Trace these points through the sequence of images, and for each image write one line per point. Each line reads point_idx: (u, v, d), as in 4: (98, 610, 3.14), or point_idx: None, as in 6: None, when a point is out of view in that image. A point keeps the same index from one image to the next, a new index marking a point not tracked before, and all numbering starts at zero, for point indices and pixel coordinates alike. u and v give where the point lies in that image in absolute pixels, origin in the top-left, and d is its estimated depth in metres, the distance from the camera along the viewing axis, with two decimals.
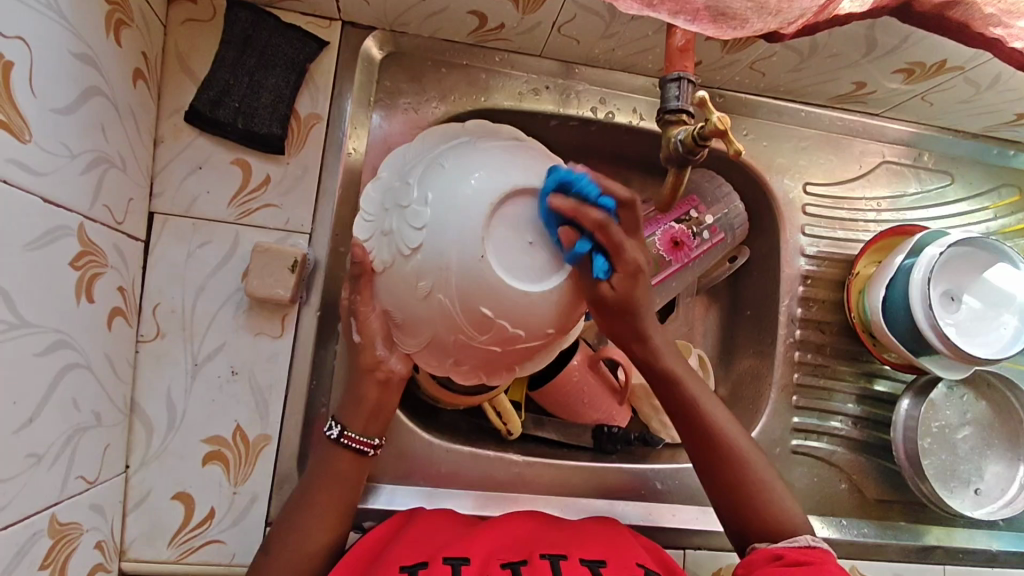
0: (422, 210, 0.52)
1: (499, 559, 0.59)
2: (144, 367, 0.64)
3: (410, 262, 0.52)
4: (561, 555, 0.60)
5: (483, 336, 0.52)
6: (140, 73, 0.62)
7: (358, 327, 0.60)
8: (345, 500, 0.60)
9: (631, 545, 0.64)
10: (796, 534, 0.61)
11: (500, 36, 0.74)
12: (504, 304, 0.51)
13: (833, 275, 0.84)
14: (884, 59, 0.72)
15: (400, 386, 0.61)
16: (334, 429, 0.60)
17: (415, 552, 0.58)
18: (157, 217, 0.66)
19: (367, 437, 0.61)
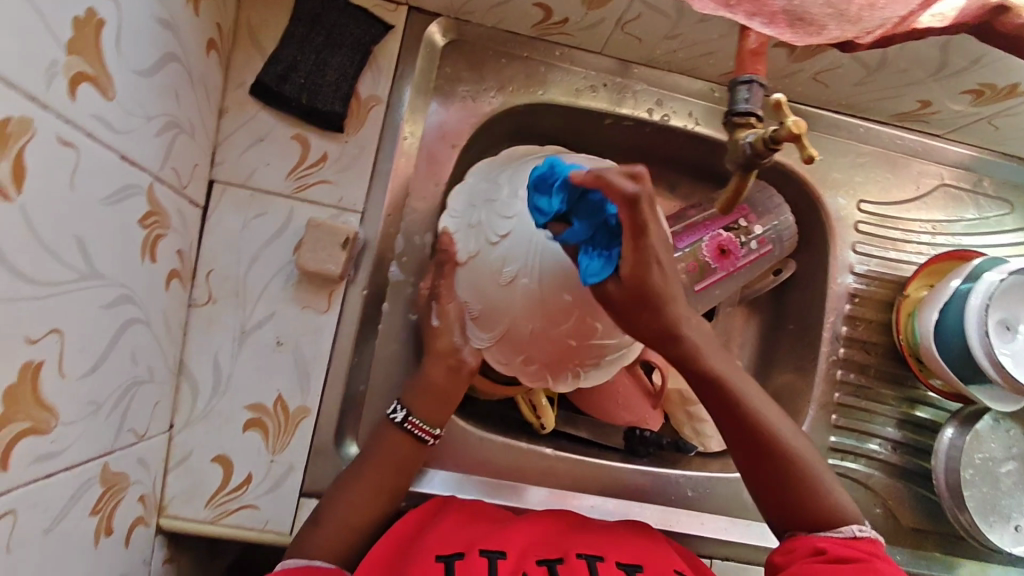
0: (510, 205, 0.63)
1: (534, 556, 0.59)
2: (194, 329, 0.66)
3: (496, 252, 0.63)
4: (596, 556, 0.60)
5: (559, 325, 0.62)
6: (213, 44, 0.64)
7: (438, 312, 0.69)
8: (390, 483, 0.63)
9: (666, 553, 0.64)
10: (843, 523, 0.59)
11: (563, 30, 0.74)
12: (581, 290, 0.60)
13: (883, 296, 0.82)
14: (954, 78, 0.70)
15: (467, 377, 0.68)
16: (398, 413, 0.65)
17: (451, 541, 0.59)
18: (217, 185, 0.68)
19: (429, 427, 0.66)
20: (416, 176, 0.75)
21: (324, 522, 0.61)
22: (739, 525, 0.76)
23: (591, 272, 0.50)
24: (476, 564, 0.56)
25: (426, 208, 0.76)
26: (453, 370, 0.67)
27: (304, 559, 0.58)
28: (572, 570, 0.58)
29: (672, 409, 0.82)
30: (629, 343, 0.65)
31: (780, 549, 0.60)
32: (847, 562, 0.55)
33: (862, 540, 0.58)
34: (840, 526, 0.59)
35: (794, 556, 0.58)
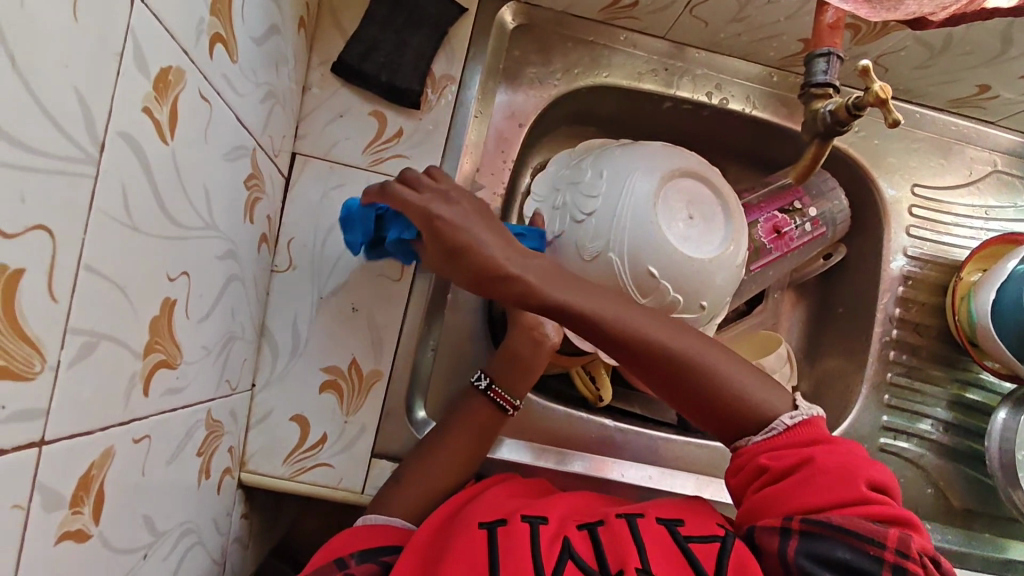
0: (594, 186, 0.67)
1: (575, 520, 0.58)
2: (276, 294, 0.69)
3: (585, 229, 0.65)
4: (635, 513, 0.59)
5: (645, 300, 0.64)
6: (302, 22, 0.67)
7: None
8: (472, 447, 0.68)
9: (708, 509, 0.62)
10: (772, 417, 0.57)
11: (630, 14, 0.76)
12: (671, 264, 0.63)
13: (936, 278, 0.83)
14: (1018, 62, 0.71)
15: (548, 352, 0.71)
16: (483, 380, 0.70)
17: (494, 511, 0.60)
18: (299, 157, 0.71)
19: (510, 397, 0.70)
20: (484, 154, 0.77)
21: (405, 477, 0.66)
22: None
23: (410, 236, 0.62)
24: (517, 530, 0.56)
25: (492, 185, 0.78)
26: (535, 342, 0.70)
27: (384, 516, 0.63)
28: (614, 529, 0.57)
29: None
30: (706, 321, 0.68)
31: (733, 466, 0.59)
32: (797, 472, 0.54)
33: (797, 429, 0.56)
34: (771, 422, 0.57)
35: (747, 477, 0.57)
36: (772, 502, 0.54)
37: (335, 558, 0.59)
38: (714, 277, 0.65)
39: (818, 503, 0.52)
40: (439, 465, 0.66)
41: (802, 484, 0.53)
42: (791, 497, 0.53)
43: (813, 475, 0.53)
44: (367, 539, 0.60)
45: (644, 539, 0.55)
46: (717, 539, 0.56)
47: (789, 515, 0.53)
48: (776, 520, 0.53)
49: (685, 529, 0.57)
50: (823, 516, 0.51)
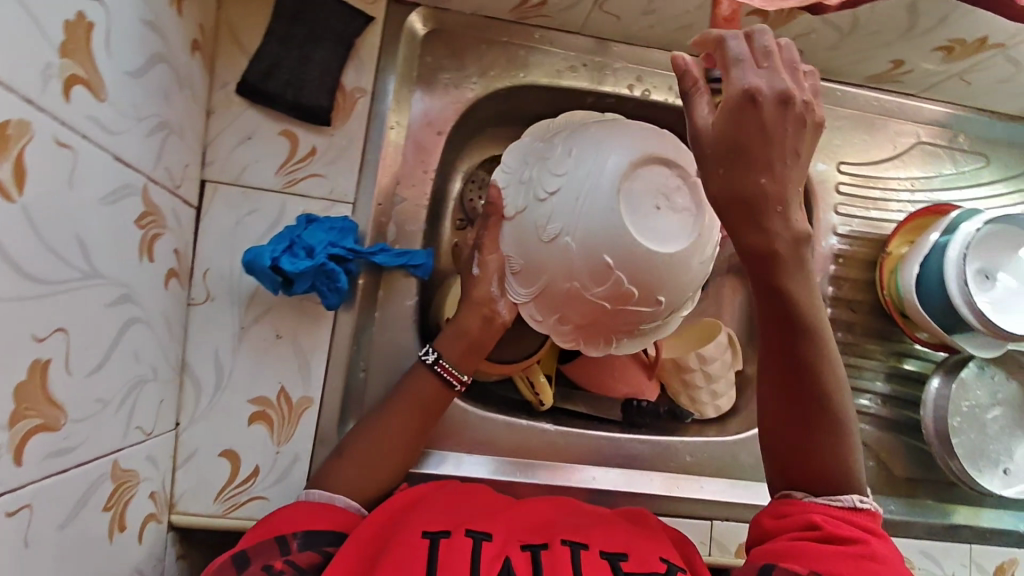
0: (563, 162, 0.58)
1: (518, 541, 0.59)
2: (194, 328, 0.67)
3: (546, 207, 0.58)
4: (582, 543, 0.60)
5: (600, 288, 0.56)
6: (196, 44, 0.64)
7: (479, 263, 0.67)
8: (416, 423, 0.68)
9: (659, 539, 0.64)
10: (843, 491, 0.57)
11: (542, 12, 0.75)
12: (634, 255, 0.55)
13: (865, 254, 0.84)
14: (928, 37, 0.71)
15: (498, 328, 0.70)
16: (431, 355, 0.70)
17: (438, 519, 0.59)
18: (208, 184, 0.68)
19: (458, 372, 0.70)
20: (404, 163, 0.75)
21: (350, 449, 0.65)
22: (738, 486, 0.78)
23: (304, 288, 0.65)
24: (459, 544, 0.56)
25: (415, 196, 0.76)
26: (483, 317, 0.70)
27: (328, 492, 0.62)
28: (558, 556, 0.58)
29: (667, 377, 0.84)
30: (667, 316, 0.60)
31: (774, 512, 0.59)
32: (848, 545, 0.54)
33: (858, 510, 0.57)
34: (839, 495, 0.57)
35: (787, 524, 0.57)
36: (804, 556, 0.54)
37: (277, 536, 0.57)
38: (683, 271, 0.56)
39: None
40: (384, 438, 0.66)
41: (846, 559, 0.53)
42: (826, 561, 0.53)
43: (865, 558, 0.54)
44: (313, 520, 0.59)
45: (586, 570, 0.57)
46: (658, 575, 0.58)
47: (816, 571, 0.52)
48: (803, 570, 0.53)
49: (627, 565, 0.59)
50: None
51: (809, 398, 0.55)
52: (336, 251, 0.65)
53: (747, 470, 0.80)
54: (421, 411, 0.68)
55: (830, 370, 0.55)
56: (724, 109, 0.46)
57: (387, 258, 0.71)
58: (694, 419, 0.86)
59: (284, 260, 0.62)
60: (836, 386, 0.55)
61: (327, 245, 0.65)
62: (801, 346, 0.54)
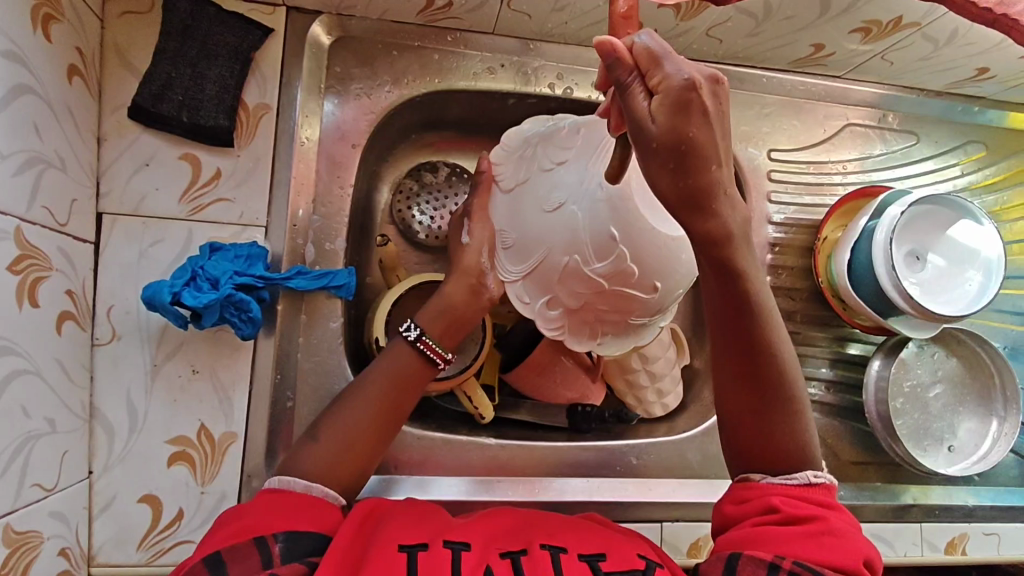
0: (571, 137, 0.58)
1: (497, 548, 0.56)
2: (102, 370, 0.63)
3: (547, 180, 0.57)
4: (561, 547, 0.56)
5: (597, 265, 0.55)
6: (76, 70, 0.61)
7: (468, 230, 0.66)
8: (387, 413, 0.63)
9: (634, 542, 0.61)
10: (798, 470, 0.57)
11: (450, 14, 0.72)
12: (629, 230, 0.53)
13: (801, 241, 0.84)
14: (841, 19, 0.70)
15: (485, 304, 0.68)
16: (413, 332, 0.65)
17: (414, 532, 0.55)
18: (105, 217, 0.64)
19: (441, 349, 0.66)
20: (319, 179, 0.72)
21: (320, 434, 0.60)
22: (687, 484, 0.77)
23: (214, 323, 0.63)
24: (440, 554, 0.52)
25: (333, 213, 0.73)
26: (471, 287, 0.67)
27: (303, 482, 0.57)
28: (538, 559, 0.54)
29: (612, 377, 0.81)
30: (663, 307, 0.59)
31: (734, 496, 0.58)
32: (805, 524, 0.53)
33: (814, 487, 0.56)
34: (795, 472, 0.57)
35: (749, 508, 0.56)
36: (764, 541, 0.52)
37: (253, 538, 0.51)
38: (682, 256, 0.55)
39: (813, 559, 0.50)
40: (361, 422, 0.61)
41: (804, 538, 0.52)
42: (784, 543, 0.51)
43: (822, 534, 0.52)
44: (289, 519, 0.53)
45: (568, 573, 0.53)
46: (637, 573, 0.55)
47: (778, 556, 0.50)
48: (767, 555, 0.50)
49: (607, 564, 0.56)
50: (816, 569, 0.49)
51: (754, 374, 0.56)
52: (243, 280, 0.63)
53: (695, 468, 0.79)
54: (404, 392, 0.64)
55: (772, 346, 0.56)
56: (670, 104, 0.41)
57: (305, 281, 0.68)
58: (642, 419, 0.84)
59: (187, 295, 0.60)
60: (779, 360, 0.56)
61: (232, 274, 0.63)
62: (733, 323, 0.55)
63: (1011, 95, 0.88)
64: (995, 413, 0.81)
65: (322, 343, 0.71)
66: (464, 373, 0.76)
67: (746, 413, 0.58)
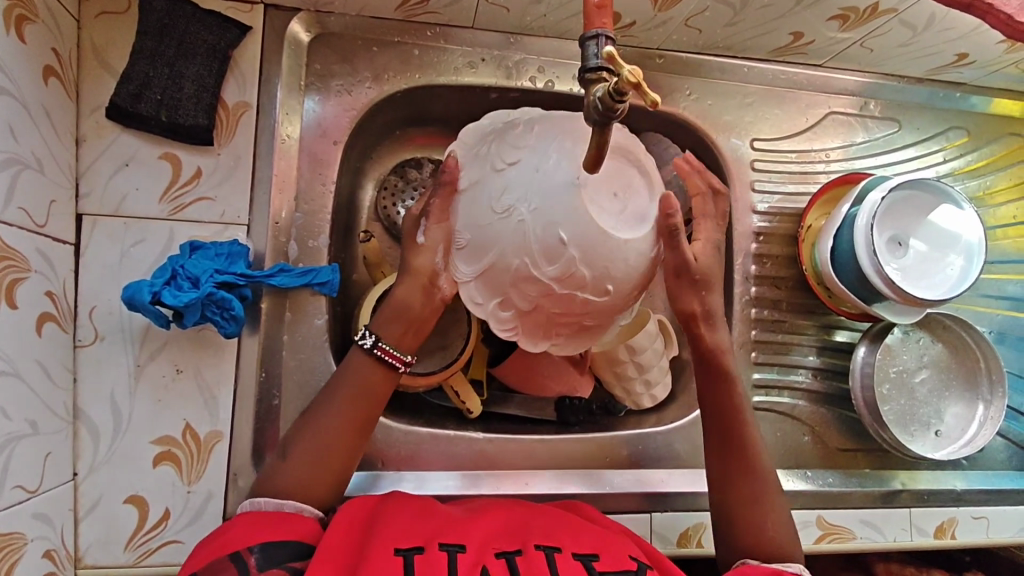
0: (524, 136, 0.54)
1: (493, 548, 0.56)
2: (84, 371, 0.63)
3: (501, 180, 0.54)
4: (555, 547, 0.57)
5: (548, 269, 0.53)
6: (52, 71, 0.60)
7: (426, 229, 0.61)
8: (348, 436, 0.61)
9: (623, 540, 0.62)
10: (790, 557, 0.61)
11: (428, 8, 0.72)
12: (586, 242, 0.52)
13: (786, 230, 0.84)
14: (819, 6, 0.71)
15: (439, 304, 0.64)
16: (369, 340, 0.62)
17: (408, 535, 0.55)
18: (85, 218, 0.64)
19: (401, 353, 0.63)
20: (300, 176, 0.72)
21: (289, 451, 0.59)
22: (676, 474, 0.77)
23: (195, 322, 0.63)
24: (436, 559, 0.52)
25: (315, 210, 0.73)
26: (424, 288, 0.63)
27: (275, 500, 0.57)
28: (532, 561, 0.54)
29: (600, 368, 0.81)
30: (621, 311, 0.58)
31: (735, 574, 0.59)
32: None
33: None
34: (782, 556, 0.61)
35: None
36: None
37: (232, 553, 0.51)
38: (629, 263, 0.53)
39: None
40: (327, 439, 0.60)
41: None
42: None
43: None
44: (266, 531, 0.53)
45: None
46: (630, 574, 0.56)
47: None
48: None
49: (600, 565, 0.56)
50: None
51: (730, 446, 0.65)
52: (224, 278, 0.63)
53: (683, 458, 0.79)
54: (364, 400, 0.61)
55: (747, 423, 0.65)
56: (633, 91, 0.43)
57: (288, 279, 0.68)
58: (630, 410, 0.84)
59: (166, 294, 0.60)
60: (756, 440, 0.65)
61: (213, 273, 0.63)
62: (718, 394, 0.65)
63: (992, 81, 0.89)
64: (981, 397, 0.82)
65: (306, 341, 0.70)
66: (448, 369, 0.75)
67: (729, 482, 0.64)
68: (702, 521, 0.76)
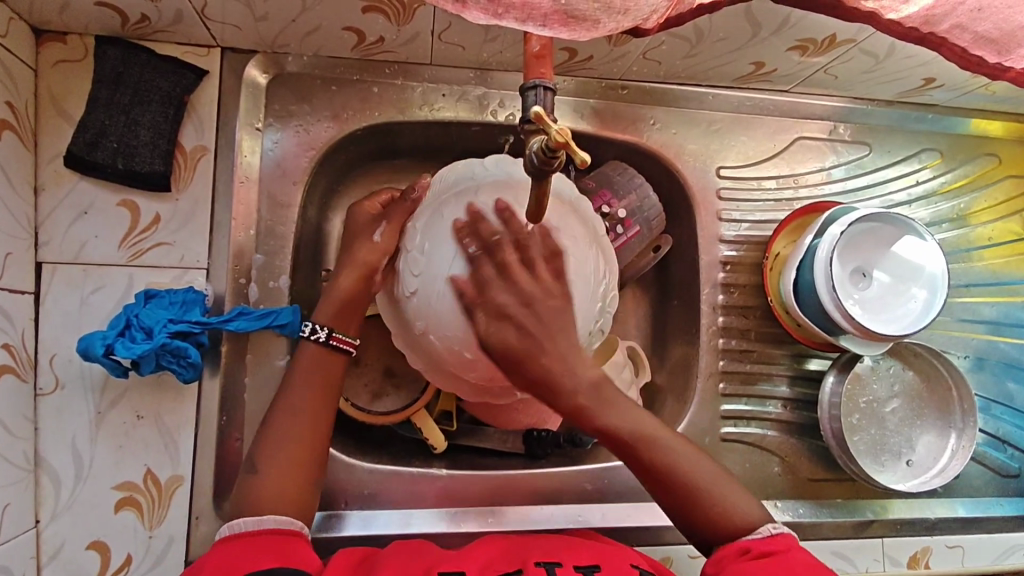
0: (430, 225, 0.62)
1: (494, 571, 0.59)
2: (45, 419, 0.64)
3: (417, 252, 0.62)
4: (555, 563, 0.59)
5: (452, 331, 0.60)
6: (6, 124, 0.61)
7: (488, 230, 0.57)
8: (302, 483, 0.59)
9: (577, 548, 0.62)
10: (759, 525, 0.62)
11: (384, 48, 0.72)
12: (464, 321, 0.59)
13: (753, 259, 0.83)
14: (776, 38, 0.70)
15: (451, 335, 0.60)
16: (321, 332, 0.64)
17: (411, 568, 0.58)
18: (45, 266, 0.65)
19: (350, 337, 0.66)
20: (259, 217, 0.72)
21: (264, 467, 0.59)
22: (643, 508, 0.77)
23: (151, 369, 0.64)
24: None
25: (276, 250, 0.72)
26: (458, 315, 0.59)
27: (254, 518, 0.56)
28: None
29: None
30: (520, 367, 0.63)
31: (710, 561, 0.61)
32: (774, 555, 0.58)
33: (775, 538, 0.60)
34: (755, 527, 0.61)
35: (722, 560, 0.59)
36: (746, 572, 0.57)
37: None
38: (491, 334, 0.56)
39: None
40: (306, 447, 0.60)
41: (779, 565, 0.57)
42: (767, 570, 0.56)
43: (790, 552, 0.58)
44: (257, 556, 0.53)
45: None
46: None
47: None
48: None
49: None
50: None
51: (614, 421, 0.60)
52: (178, 327, 0.64)
53: (650, 492, 0.79)
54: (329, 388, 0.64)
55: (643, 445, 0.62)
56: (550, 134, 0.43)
57: (246, 322, 0.68)
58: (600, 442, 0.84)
59: (119, 346, 0.61)
60: (652, 446, 0.61)
61: (165, 323, 0.63)
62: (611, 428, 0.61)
63: (966, 102, 0.87)
64: (954, 426, 0.81)
65: (267, 382, 0.70)
66: (411, 407, 0.77)
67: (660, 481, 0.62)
68: (668, 555, 0.76)
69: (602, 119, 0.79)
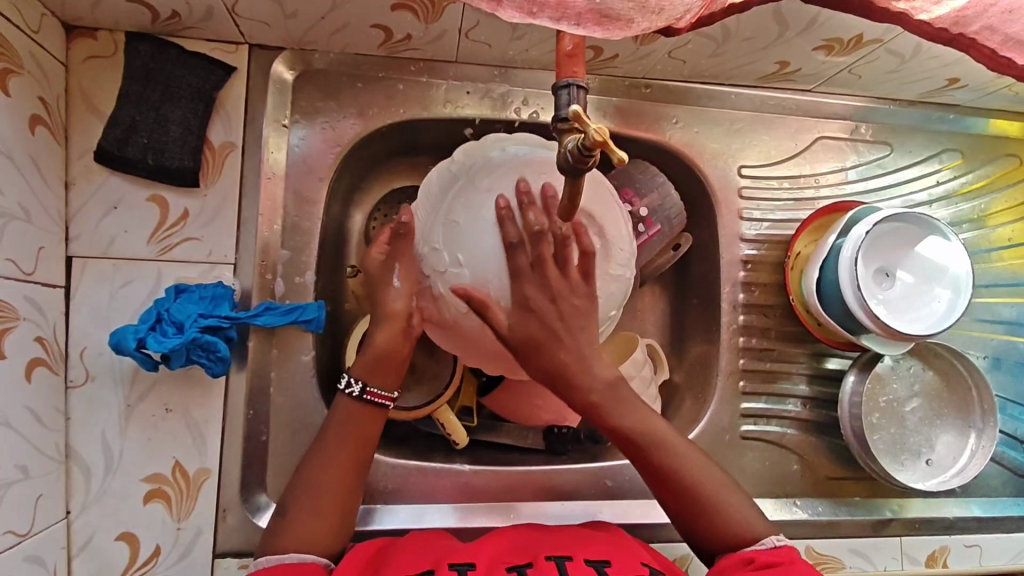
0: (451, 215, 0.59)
1: (505, 562, 0.60)
2: (75, 411, 0.65)
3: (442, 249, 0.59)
4: (566, 555, 0.61)
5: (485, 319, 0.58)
6: (39, 119, 0.62)
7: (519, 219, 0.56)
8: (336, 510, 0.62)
9: (600, 546, 0.63)
10: (763, 536, 0.63)
11: (410, 46, 0.72)
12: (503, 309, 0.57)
13: (774, 258, 0.83)
14: (801, 38, 0.70)
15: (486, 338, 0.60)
16: (356, 387, 0.64)
17: (419, 560, 0.59)
18: (75, 260, 0.66)
19: (387, 392, 0.65)
20: (285, 213, 0.72)
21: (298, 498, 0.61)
22: (664, 505, 0.78)
23: (181, 363, 0.64)
24: None
25: (302, 246, 0.73)
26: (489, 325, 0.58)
27: (276, 555, 0.59)
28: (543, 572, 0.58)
29: None
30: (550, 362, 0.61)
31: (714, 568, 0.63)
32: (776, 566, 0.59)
33: (782, 548, 0.62)
34: (760, 539, 0.63)
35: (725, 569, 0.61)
36: None
37: None
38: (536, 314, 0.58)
39: None
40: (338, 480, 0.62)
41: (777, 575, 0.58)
42: None
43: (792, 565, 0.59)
44: None
45: None
46: None
47: None
48: None
49: (612, 570, 0.60)
50: None
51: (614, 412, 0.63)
52: (209, 321, 0.64)
53: None
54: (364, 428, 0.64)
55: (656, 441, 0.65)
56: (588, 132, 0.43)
57: (274, 317, 0.69)
58: None
59: (151, 340, 0.62)
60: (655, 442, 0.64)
61: (197, 317, 0.64)
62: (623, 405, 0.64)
63: (988, 103, 0.87)
64: (973, 427, 0.81)
65: (293, 377, 0.71)
66: (433, 403, 0.77)
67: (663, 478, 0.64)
68: (688, 552, 0.76)
69: (625, 117, 0.79)
